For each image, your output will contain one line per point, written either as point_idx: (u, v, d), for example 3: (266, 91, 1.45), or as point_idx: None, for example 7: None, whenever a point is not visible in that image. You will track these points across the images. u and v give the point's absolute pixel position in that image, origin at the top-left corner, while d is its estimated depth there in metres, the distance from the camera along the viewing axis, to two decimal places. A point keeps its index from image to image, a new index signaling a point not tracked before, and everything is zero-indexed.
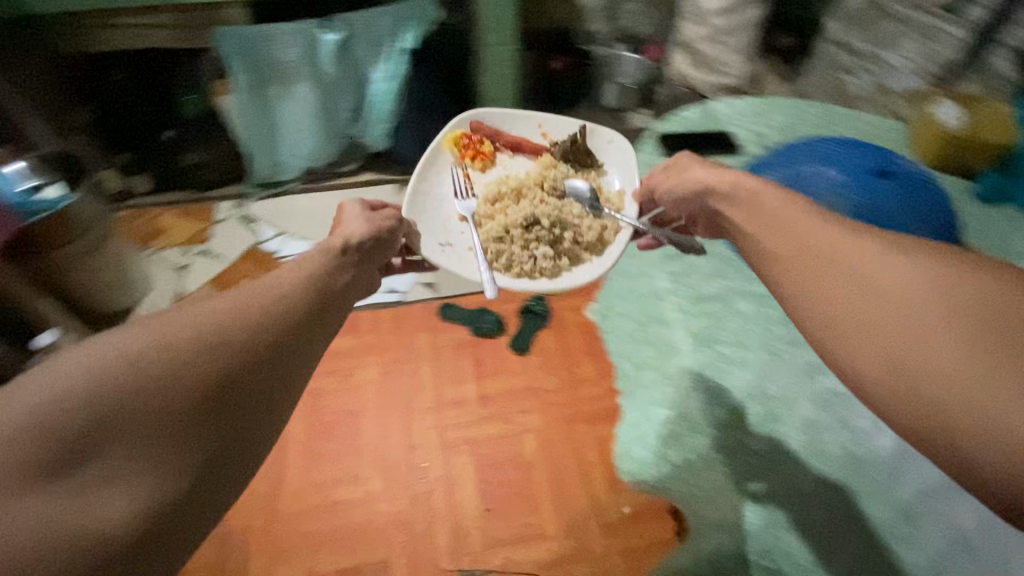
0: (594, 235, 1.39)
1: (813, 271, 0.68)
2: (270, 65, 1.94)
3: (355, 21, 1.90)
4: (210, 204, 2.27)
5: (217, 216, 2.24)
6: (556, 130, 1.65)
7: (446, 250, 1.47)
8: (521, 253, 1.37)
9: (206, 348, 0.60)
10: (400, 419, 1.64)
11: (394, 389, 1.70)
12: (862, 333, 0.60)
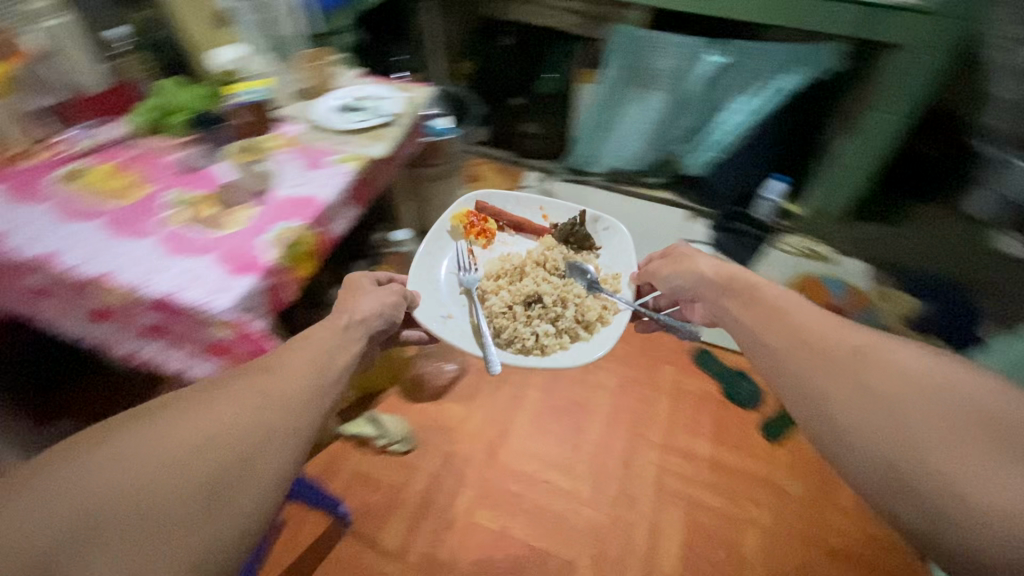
0: (588, 313, 1.36)
1: (822, 364, 0.72)
2: (644, 70, 2.01)
3: (747, 51, 1.87)
4: (523, 171, 2.52)
5: (524, 183, 2.48)
6: (555, 213, 1.60)
7: (447, 322, 1.32)
8: (529, 335, 1.33)
9: (232, 418, 0.66)
10: (624, 436, 1.61)
11: (633, 408, 1.67)
12: (835, 399, 0.67)
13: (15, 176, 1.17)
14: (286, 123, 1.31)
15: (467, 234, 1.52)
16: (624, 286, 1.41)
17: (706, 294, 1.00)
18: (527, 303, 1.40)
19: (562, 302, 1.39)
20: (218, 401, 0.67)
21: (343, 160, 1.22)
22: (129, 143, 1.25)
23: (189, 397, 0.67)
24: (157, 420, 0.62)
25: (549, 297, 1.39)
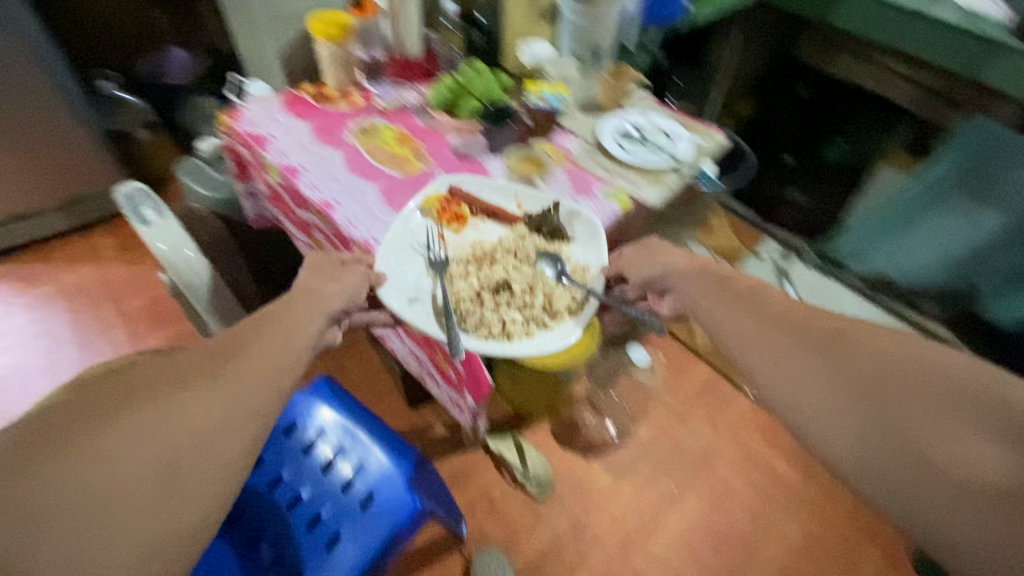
0: (558, 301, 0.98)
1: (800, 348, 0.74)
2: (993, 182, 1.53)
3: None
4: (764, 234, 2.17)
5: (760, 247, 2.13)
6: (533, 203, 1.08)
7: (413, 305, 0.95)
8: (495, 323, 0.95)
9: (180, 414, 0.63)
10: (766, 560, 1.41)
11: (804, 558, 1.42)
12: (821, 386, 0.69)
13: (324, 114, 1.25)
14: (567, 137, 1.20)
15: (439, 216, 1.06)
16: (595, 277, 0.99)
17: (688, 284, 0.92)
18: (494, 290, 1.00)
19: (531, 291, 1.00)
20: (171, 399, 0.63)
21: (609, 195, 1.10)
22: (424, 114, 1.27)
23: (137, 389, 0.63)
24: (108, 412, 0.60)
25: (515, 283, 1.00)
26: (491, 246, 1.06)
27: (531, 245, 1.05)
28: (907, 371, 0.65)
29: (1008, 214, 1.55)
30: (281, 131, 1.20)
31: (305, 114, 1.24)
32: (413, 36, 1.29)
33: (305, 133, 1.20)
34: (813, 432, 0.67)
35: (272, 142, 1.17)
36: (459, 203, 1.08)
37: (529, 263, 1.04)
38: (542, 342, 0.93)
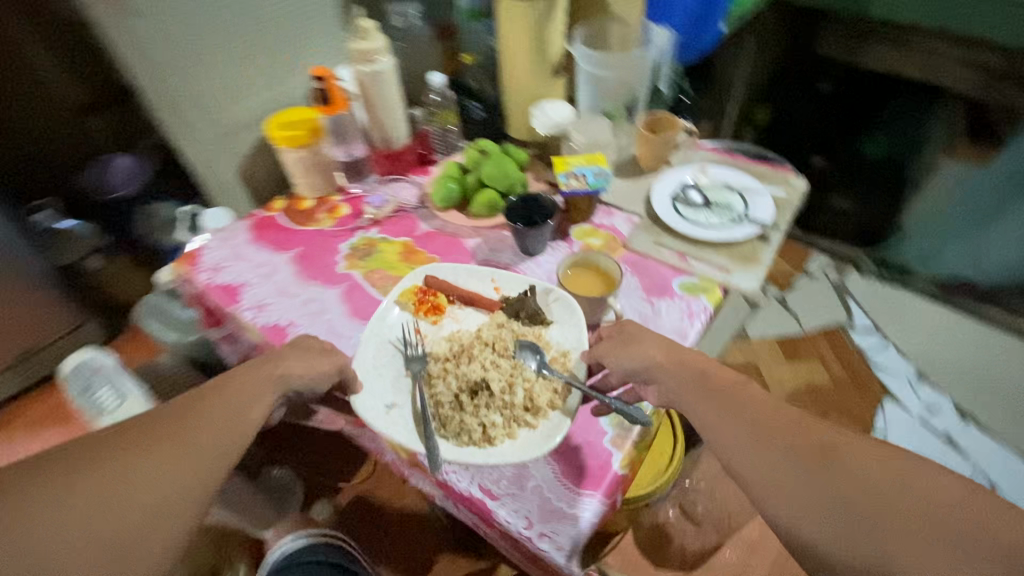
0: (540, 395, 0.68)
1: (745, 419, 0.56)
2: None
3: None
4: (813, 250, 1.92)
5: (810, 266, 1.87)
6: (515, 286, 0.80)
7: (389, 415, 0.67)
8: (476, 431, 0.65)
9: (152, 463, 0.54)
10: None
11: None
12: (770, 469, 0.52)
13: (307, 238, 0.98)
14: (605, 211, 0.97)
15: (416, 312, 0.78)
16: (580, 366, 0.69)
17: (664, 370, 0.63)
18: (470, 389, 0.68)
19: (513, 387, 0.68)
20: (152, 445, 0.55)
21: (690, 290, 0.84)
22: (428, 216, 1.00)
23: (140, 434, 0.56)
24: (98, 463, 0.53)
25: (494, 377, 0.69)
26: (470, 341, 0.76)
27: (509, 332, 0.74)
28: (880, 479, 0.49)
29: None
30: (253, 275, 0.92)
31: (281, 243, 0.98)
32: (397, 120, 1.04)
33: (285, 271, 0.93)
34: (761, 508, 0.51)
35: (244, 292, 0.90)
36: (437, 292, 0.80)
37: (507, 353, 0.72)
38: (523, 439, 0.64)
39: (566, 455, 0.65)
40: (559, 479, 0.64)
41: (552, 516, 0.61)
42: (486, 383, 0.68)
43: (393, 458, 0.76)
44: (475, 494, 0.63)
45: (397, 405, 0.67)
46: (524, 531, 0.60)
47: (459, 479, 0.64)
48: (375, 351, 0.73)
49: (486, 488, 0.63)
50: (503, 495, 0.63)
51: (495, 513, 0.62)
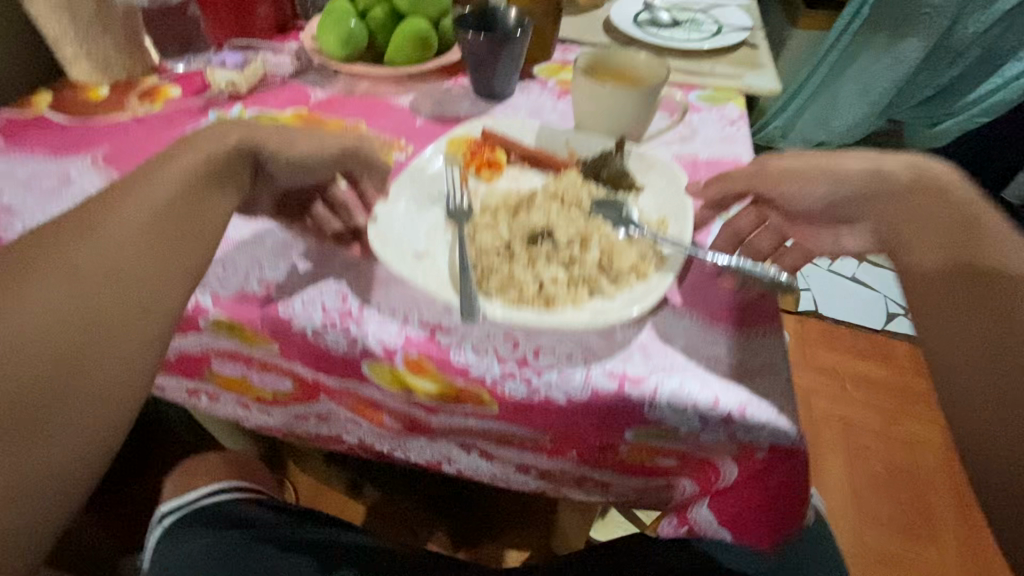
0: (618, 262, 0.41)
1: (981, 305, 0.34)
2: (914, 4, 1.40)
3: None
4: None
5: None
6: (592, 143, 0.52)
7: (420, 264, 0.42)
8: (531, 289, 0.39)
9: (91, 272, 0.31)
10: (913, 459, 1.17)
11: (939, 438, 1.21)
12: (964, 393, 0.34)
13: (117, 132, 0.57)
14: (565, 49, 0.75)
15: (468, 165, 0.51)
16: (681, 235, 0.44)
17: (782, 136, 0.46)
18: (528, 235, 0.42)
19: (589, 243, 0.42)
20: (97, 231, 0.33)
21: (713, 100, 0.65)
22: (322, 82, 0.67)
23: (78, 216, 0.34)
24: (21, 278, 0.31)
25: (562, 224, 0.43)
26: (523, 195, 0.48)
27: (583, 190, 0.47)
28: None
29: (931, 35, 1.44)
30: (22, 198, 0.49)
31: (69, 145, 0.55)
32: None
33: (90, 180, 0.51)
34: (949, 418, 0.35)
35: (8, 224, 0.47)
36: (496, 144, 0.53)
37: (580, 207, 0.45)
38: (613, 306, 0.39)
39: (702, 297, 0.42)
40: (713, 327, 0.40)
41: (738, 376, 0.37)
42: (552, 231, 0.42)
43: (399, 404, 0.44)
44: (607, 388, 0.36)
45: (422, 256, 0.42)
46: (709, 413, 0.35)
47: (569, 375, 0.37)
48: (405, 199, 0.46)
49: (618, 370, 0.37)
50: (651, 373, 0.37)
51: (653, 405, 0.36)
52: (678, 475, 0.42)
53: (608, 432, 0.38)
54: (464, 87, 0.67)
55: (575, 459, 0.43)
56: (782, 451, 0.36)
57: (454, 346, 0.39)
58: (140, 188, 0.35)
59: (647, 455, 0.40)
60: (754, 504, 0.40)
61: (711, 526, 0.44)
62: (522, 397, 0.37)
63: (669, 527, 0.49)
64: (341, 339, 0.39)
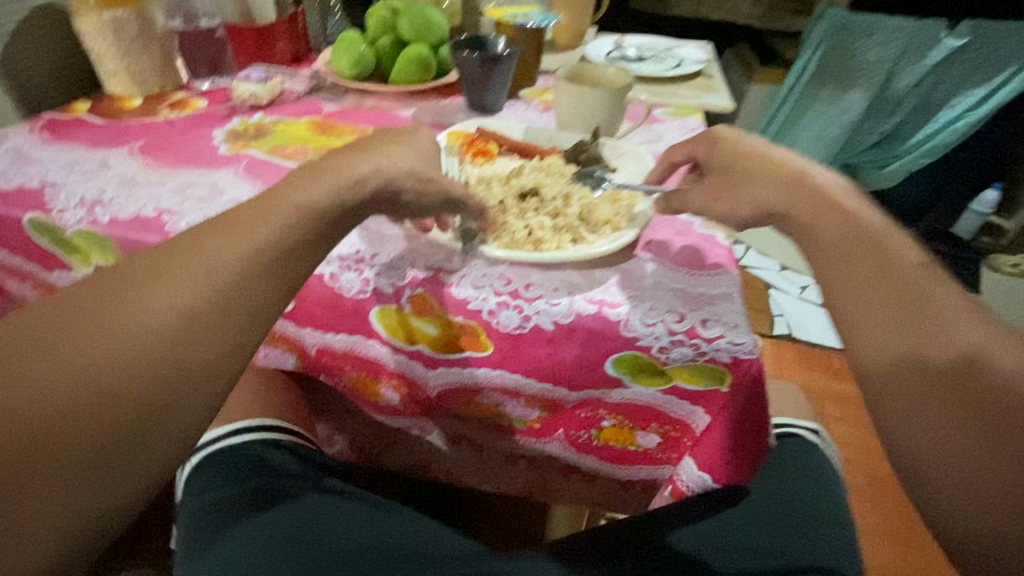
0: (595, 214, 0.48)
1: (893, 296, 0.36)
2: (851, 61, 1.57)
3: (991, 29, 1.43)
4: None
5: None
6: (570, 138, 0.61)
7: (425, 221, 0.49)
8: (521, 234, 0.46)
9: (218, 279, 0.32)
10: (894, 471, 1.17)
11: None
12: (898, 379, 0.34)
13: (151, 130, 0.65)
14: (546, 79, 0.85)
15: (464, 152, 0.58)
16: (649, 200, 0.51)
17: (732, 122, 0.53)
18: (518, 195, 0.50)
19: (570, 201, 0.49)
20: (225, 240, 0.33)
21: (675, 114, 0.74)
22: (333, 99, 0.75)
23: (213, 222, 0.35)
24: (160, 272, 0.31)
25: (548, 185, 0.50)
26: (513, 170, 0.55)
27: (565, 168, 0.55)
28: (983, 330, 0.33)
29: (871, 87, 1.59)
30: (66, 175, 0.55)
31: (108, 138, 0.62)
32: None
33: (127, 164, 0.58)
34: (877, 407, 0.35)
35: (52, 195, 0.52)
36: (489, 138, 0.60)
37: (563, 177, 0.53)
38: (593, 248, 0.46)
39: (667, 247, 0.49)
40: (678, 268, 0.46)
41: (702, 300, 0.43)
42: (539, 191, 0.50)
43: (399, 360, 0.49)
44: (587, 311, 0.42)
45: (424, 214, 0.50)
46: (677, 328, 0.41)
47: (555, 302, 0.43)
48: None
49: (598, 298, 0.43)
50: (626, 300, 0.43)
51: (629, 324, 0.41)
52: (656, 464, 0.52)
53: (594, 401, 0.48)
54: (458, 104, 0.76)
55: (562, 438, 0.53)
56: (743, 364, 0.41)
57: (454, 283, 0.44)
58: (270, 205, 0.36)
59: (626, 435, 0.50)
60: (726, 438, 0.45)
61: (697, 478, 0.49)
62: (515, 326, 0.43)
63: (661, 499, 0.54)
64: (355, 280, 0.46)
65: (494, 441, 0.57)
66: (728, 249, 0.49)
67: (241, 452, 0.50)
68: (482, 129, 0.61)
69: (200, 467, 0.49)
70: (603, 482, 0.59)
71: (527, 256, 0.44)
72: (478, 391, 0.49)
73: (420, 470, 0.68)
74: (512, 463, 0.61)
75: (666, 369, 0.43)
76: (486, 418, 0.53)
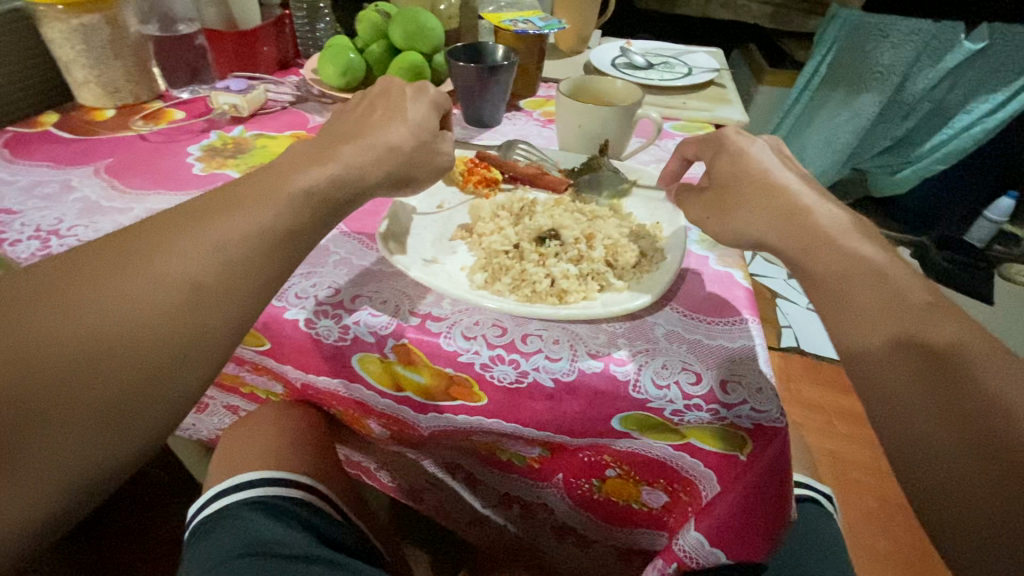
0: (623, 258, 0.43)
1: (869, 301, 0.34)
2: (863, 64, 1.50)
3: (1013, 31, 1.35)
4: None
5: None
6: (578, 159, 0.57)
7: (432, 268, 0.43)
8: (543, 285, 0.41)
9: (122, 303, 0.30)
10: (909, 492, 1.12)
11: None
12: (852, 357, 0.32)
13: (121, 145, 0.60)
14: (548, 86, 0.80)
15: (468, 184, 0.53)
16: (679, 235, 0.46)
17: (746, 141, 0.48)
18: (536, 237, 0.44)
19: (593, 243, 0.44)
20: (154, 262, 0.31)
21: (685, 129, 0.69)
22: (321, 109, 0.71)
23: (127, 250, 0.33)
24: (72, 288, 0.29)
25: (567, 225, 0.45)
26: (510, 197, 0.51)
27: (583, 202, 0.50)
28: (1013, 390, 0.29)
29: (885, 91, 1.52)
30: (23, 201, 0.50)
31: (74, 156, 0.58)
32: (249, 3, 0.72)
33: (92, 187, 0.53)
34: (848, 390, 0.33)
35: (5, 224, 0.47)
36: (491, 163, 0.55)
37: (583, 211, 0.48)
38: (620, 301, 0.41)
39: (683, 289, 0.44)
40: (693, 315, 0.42)
41: (719, 356, 0.38)
42: (558, 233, 0.45)
43: (387, 404, 0.44)
44: (593, 370, 0.37)
45: (430, 260, 0.44)
46: (692, 392, 0.36)
47: (555, 358, 0.38)
48: (411, 205, 0.49)
49: (603, 353, 0.38)
50: (635, 355, 0.38)
51: (639, 385, 0.37)
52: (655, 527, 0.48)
53: (598, 446, 0.43)
54: (454, 116, 0.72)
55: (562, 484, 0.49)
56: (766, 432, 0.36)
57: (443, 333, 0.39)
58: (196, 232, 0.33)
59: (631, 490, 0.46)
60: (739, 511, 0.38)
61: (703, 552, 0.41)
62: (511, 381, 0.38)
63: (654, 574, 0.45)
64: (333, 327, 0.40)
65: (492, 477, 0.53)
66: (747, 288, 0.45)
67: (230, 517, 0.47)
68: (485, 155, 0.56)
69: (195, 537, 0.47)
70: (597, 548, 0.57)
71: (542, 312, 0.39)
72: (471, 435, 0.45)
73: (410, 497, 0.65)
74: (506, 507, 0.57)
75: (679, 427, 0.38)
76: (485, 452, 0.49)
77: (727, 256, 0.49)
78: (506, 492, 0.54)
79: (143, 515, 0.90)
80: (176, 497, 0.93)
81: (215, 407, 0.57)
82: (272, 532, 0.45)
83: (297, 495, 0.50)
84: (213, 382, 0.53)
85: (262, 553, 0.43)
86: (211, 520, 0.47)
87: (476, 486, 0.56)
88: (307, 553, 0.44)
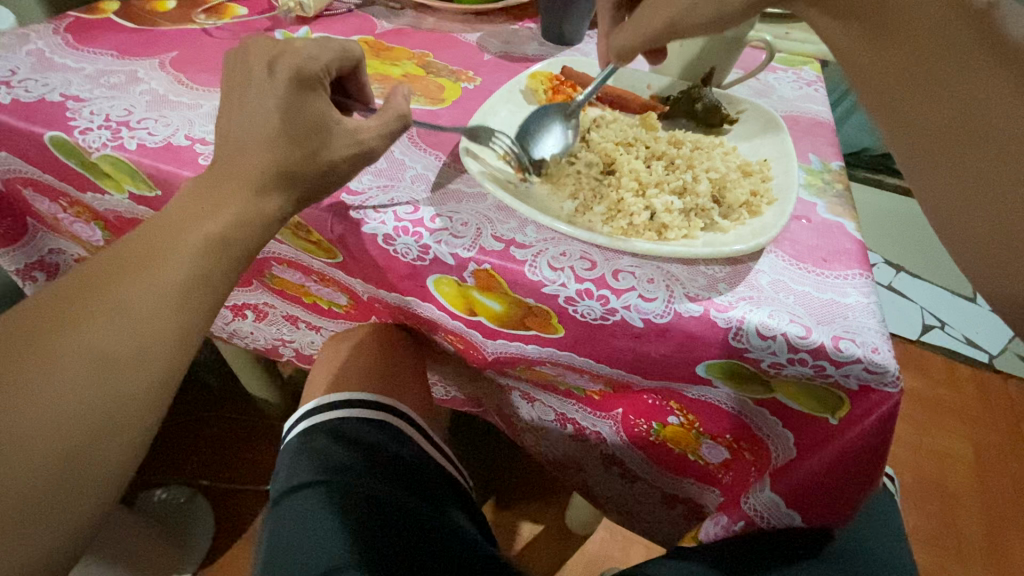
0: (730, 196, 0.39)
1: (985, 161, 0.30)
2: None
3: None
4: None
5: None
6: (671, 85, 0.51)
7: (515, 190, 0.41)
8: (641, 218, 0.38)
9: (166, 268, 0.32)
10: (951, 473, 1.06)
11: (982, 449, 1.10)
12: None
13: (185, 39, 0.57)
14: None
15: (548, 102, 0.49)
16: (791, 173, 0.42)
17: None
18: (633, 160, 0.41)
19: (697, 175, 0.40)
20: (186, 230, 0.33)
21: (788, 63, 0.61)
22: (388, 15, 0.65)
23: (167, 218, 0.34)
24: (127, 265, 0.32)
25: (668, 152, 0.41)
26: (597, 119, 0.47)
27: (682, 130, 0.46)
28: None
29: None
30: (90, 88, 0.48)
31: (137, 47, 0.55)
32: None
33: (158, 79, 0.51)
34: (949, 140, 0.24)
35: (75, 110, 0.46)
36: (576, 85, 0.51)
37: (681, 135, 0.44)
38: (725, 239, 0.37)
39: (788, 238, 0.40)
40: (800, 264, 0.38)
41: (832, 311, 0.35)
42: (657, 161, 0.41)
43: (456, 326, 0.43)
44: (691, 313, 0.34)
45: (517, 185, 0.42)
46: (800, 346, 0.33)
47: (650, 297, 0.35)
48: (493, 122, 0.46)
49: (702, 297, 0.35)
50: (738, 302, 0.35)
51: (740, 333, 0.34)
52: (709, 479, 0.49)
53: (669, 391, 0.42)
54: (531, 30, 0.66)
55: (620, 420, 0.48)
56: (874, 397, 0.33)
57: (528, 261, 0.37)
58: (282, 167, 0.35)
59: (690, 441, 0.46)
60: (823, 476, 0.38)
61: (774, 510, 0.41)
62: (596, 317, 0.36)
63: (716, 529, 0.47)
64: (412, 245, 0.38)
65: (552, 398, 0.52)
66: (860, 241, 0.40)
67: (313, 441, 0.47)
68: (570, 74, 0.51)
69: (289, 451, 0.48)
70: (641, 487, 0.56)
71: (638, 244, 0.36)
72: (538, 364, 0.44)
73: (458, 401, 0.64)
74: (559, 426, 0.55)
75: (770, 381, 0.36)
76: (545, 378, 0.48)
77: (833, 202, 0.44)
78: (558, 411, 0.53)
79: (197, 416, 0.95)
80: (226, 402, 0.97)
81: (274, 316, 0.57)
82: (347, 466, 0.45)
83: (382, 425, 0.49)
84: (277, 290, 0.52)
85: (337, 487, 0.44)
86: (303, 436, 0.48)
87: (536, 403, 0.54)
88: (387, 489, 0.44)
